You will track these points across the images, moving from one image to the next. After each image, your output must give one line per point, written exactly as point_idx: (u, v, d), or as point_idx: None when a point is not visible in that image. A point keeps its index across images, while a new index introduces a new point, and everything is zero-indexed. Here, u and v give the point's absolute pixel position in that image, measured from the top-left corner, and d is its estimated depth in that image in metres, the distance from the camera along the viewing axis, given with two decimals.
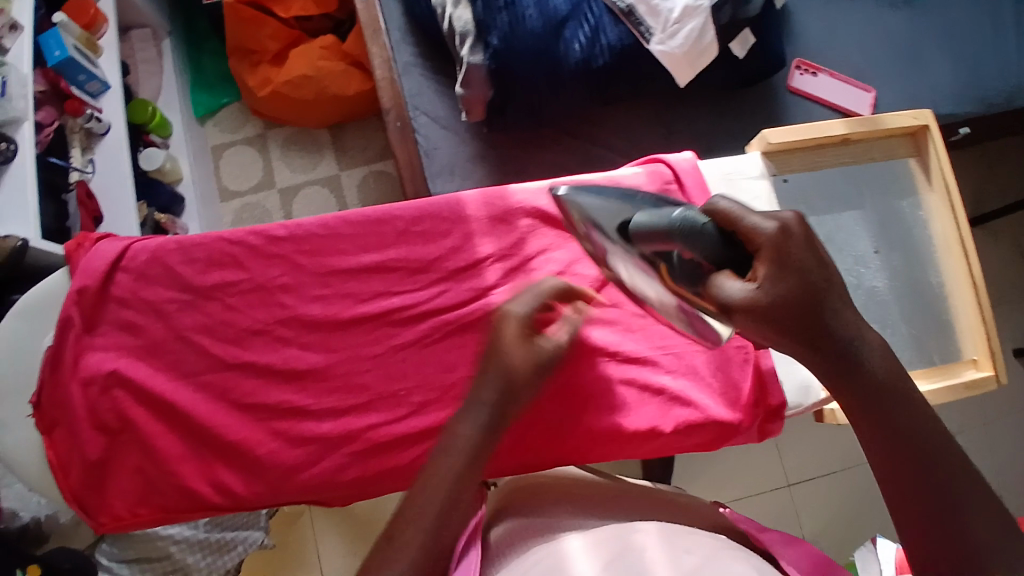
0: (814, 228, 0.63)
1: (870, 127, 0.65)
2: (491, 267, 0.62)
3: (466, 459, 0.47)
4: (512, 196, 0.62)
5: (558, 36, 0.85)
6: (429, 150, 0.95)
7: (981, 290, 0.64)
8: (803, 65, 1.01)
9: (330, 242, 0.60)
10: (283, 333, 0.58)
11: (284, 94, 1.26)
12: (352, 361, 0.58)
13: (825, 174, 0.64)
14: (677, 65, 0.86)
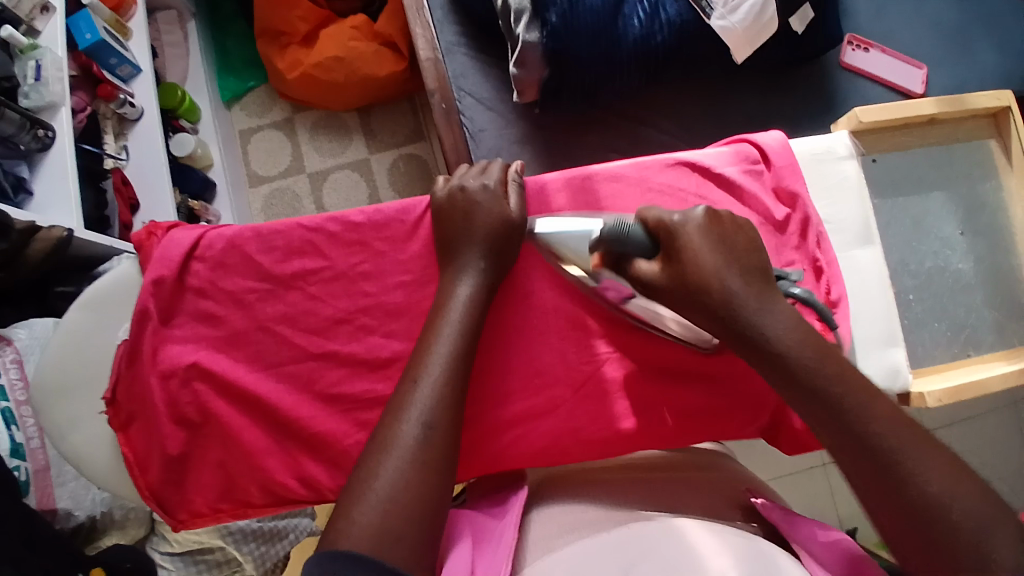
0: (900, 211, 0.60)
1: (956, 107, 0.61)
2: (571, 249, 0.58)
3: (446, 377, 0.47)
4: (596, 178, 0.58)
5: (617, 14, 0.83)
6: (476, 133, 0.93)
7: None
8: (856, 41, 1.01)
9: (412, 228, 0.56)
10: (366, 322, 0.54)
11: (314, 76, 1.24)
12: None
13: (910, 156, 0.62)
14: (737, 43, 0.85)
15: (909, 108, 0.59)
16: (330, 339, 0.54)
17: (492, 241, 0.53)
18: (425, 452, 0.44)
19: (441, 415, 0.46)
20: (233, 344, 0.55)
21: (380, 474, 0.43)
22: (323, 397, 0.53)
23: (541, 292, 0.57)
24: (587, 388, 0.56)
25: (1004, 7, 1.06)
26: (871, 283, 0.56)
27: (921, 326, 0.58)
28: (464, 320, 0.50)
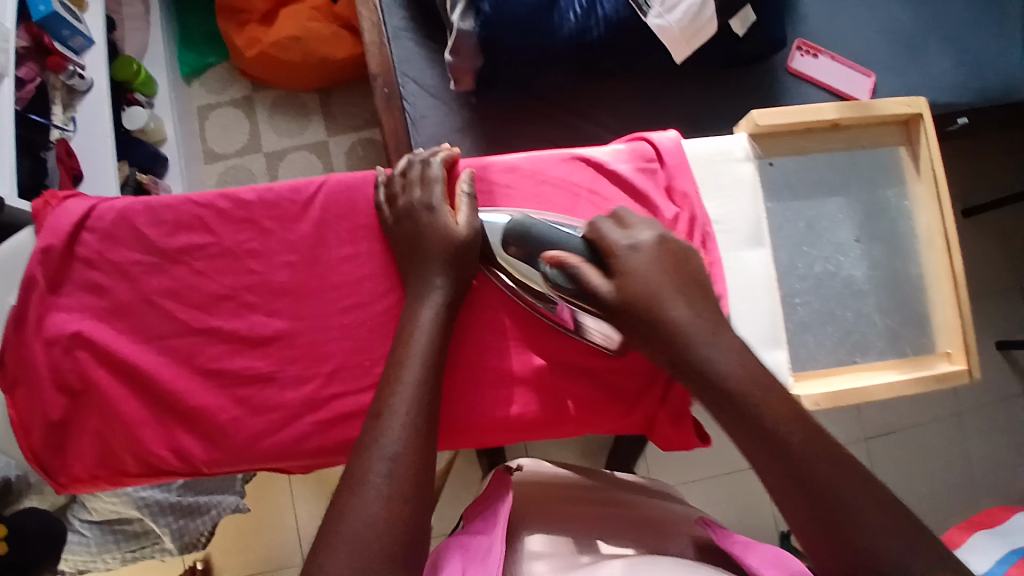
0: (794, 216, 0.61)
1: (861, 111, 0.61)
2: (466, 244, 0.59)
3: (417, 412, 0.47)
4: (492, 170, 0.59)
5: (552, 7, 0.81)
6: (416, 119, 0.94)
7: (962, 284, 0.61)
8: (804, 46, 1.02)
9: (301, 208, 0.56)
10: (250, 300, 0.55)
11: (272, 56, 1.23)
12: (318, 329, 0.55)
13: (810, 161, 0.62)
14: (674, 41, 0.85)
15: (807, 112, 0.60)
16: (213, 314, 0.55)
17: (450, 261, 0.53)
18: (399, 484, 0.43)
19: (411, 445, 0.45)
20: (117, 314, 0.55)
21: (358, 506, 0.41)
22: (203, 372, 0.54)
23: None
24: (475, 376, 0.58)
25: (955, 18, 1.08)
26: (757, 287, 0.57)
27: (806, 329, 0.59)
28: (429, 355, 0.50)
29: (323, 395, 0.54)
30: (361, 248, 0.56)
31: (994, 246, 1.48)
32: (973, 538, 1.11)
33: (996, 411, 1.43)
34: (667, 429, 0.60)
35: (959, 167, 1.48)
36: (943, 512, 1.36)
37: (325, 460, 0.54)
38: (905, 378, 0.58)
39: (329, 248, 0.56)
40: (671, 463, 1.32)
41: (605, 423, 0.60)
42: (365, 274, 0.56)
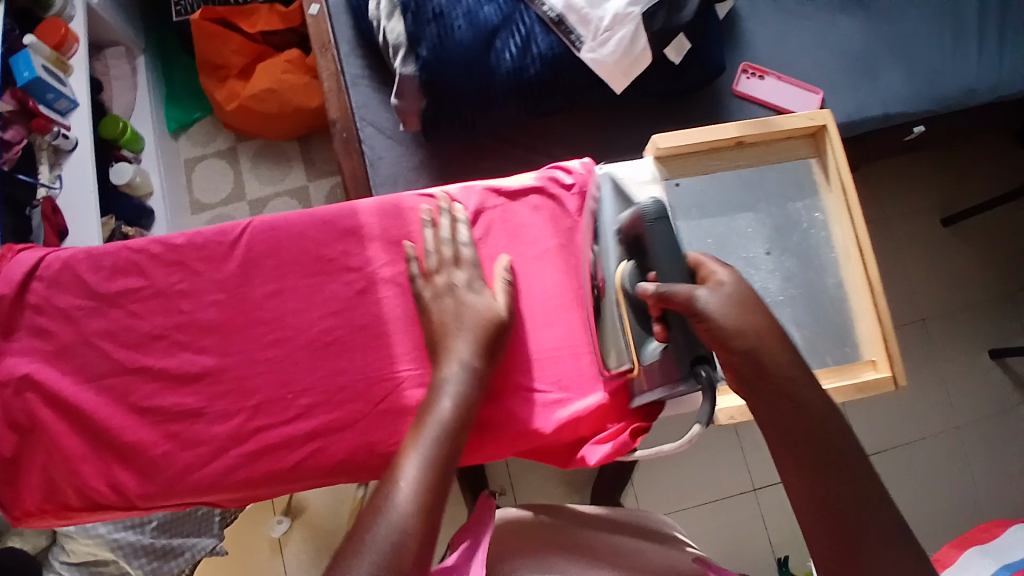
0: (707, 228, 0.69)
1: (764, 128, 0.69)
2: (384, 283, 0.62)
3: (435, 464, 0.49)
4: (404, 205, 0.64)
5: (489, 46, 0.86)
6: (374, 160, 0.97)
7: (878, 293, 0.67)
8: (750, 69, 1.06)
9: (230, 254, 0.62)
10: (181, 338, 0.61)
11: (250, 108, 1.30)
12: (244, 365, 0.60)
13: (718, 177, 0.70)
14: (610, 74, 0.90)
15: (711, 132, 0.68)
16: (146, 354, 0.60)
17: (483, 332, 0.58)
18: (409, 530, 0.44)
19: (423, 495, 0.46)
20: (61, 356, 0.60)
21: (359, 556, 0.42)
22: (137, 409, 0.59)
23: (356, 311, 0.62)
24: (385, 406, 0.59)
25: (905, 30, 1.10)
26: None
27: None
28: (439, 426, 0.51)
29: (248, 428, 0.59)
30: (284, 284, 0.62)
31: (981, 254, 1.47)
32: (963, 556, 1.07)
33: (995, 423, 1.39)
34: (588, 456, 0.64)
35: (937, 177, 1.48)
36: (946, 532, 1.32)
37: (252, 490, 0.58)
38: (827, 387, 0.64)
39: (253, 285, 0.62)
40: (660, 489, 1.31)
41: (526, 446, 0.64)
42: (287, 310, 0.61)
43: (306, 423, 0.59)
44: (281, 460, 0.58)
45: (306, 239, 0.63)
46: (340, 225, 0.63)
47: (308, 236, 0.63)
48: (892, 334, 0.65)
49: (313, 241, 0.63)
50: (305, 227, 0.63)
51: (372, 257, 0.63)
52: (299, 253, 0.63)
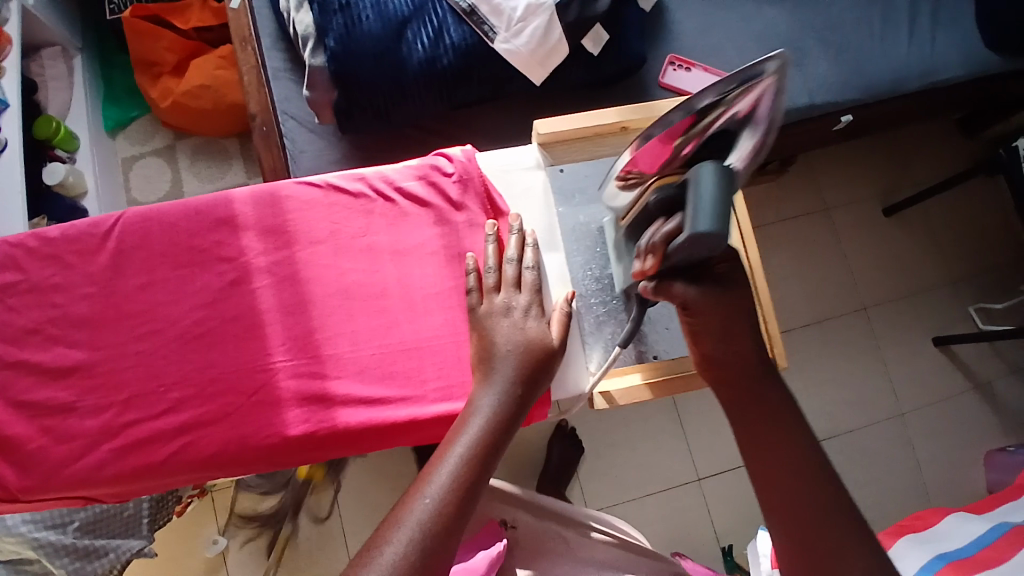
0: (592, 209, 0.79)
1: (644, 114, 0.80)
2: (258, 271, 0.72)
3: (455, 480, 0.56)
4: (276, 195, 0.73)
5: (400, 37, 0.86)
6: (296, 154, 0.97)
7: (757, 275, 0.77)
8: (676, 61, 1.06)
9: (105, 259, 0.70)
10: (54, 332, 0.68)
11: (184, 104, 1.28)
12: (114, 357, 0.68)
13: (602, 161, 0.81)
14: (526, 65, 0.89)
15: (592, 119, 0.79)
16: (23, 348, 0.68)
17: (529, 359, 0.65)
18: (419, 538, 0.52)
19: (446, 508, 0.54)
20: None
21: (379, 551, 0.51)
22: (14, 403, 0.66)
23: (226, 302, 0.71)
24: (259, 396, 0.68)
25: (833, 19, 1.11)
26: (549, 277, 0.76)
27: (593, 311, 0.76)
28: (474, 448, 0.58)
29: (119, 421, 0.66)
30: (154, 276, 0.70)
31: (927, 242, 1.46)
32: (898, 542, 1.01)
33: (937, 410, 1.40)
34: None
35: (881, 166, 1.48)
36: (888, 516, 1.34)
37: (125, 482, 0.66)
38: None
39: (124, 277, 0.70)
40: (605, 480, 1.31)
41: (386, 439, 0.69)
42: (157, 301, 0.70)
43: (173, 416, 0.67)
44: (153, 455, 0.66)
45: (181, 228, 0.72)
46: (214, 214, 0.72)
47: (183, 226, 0.72)
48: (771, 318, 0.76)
49: (187, 232, 0.72)
50: (177, 217, 0.72)
51: (244, 243, 0.72)
52: (174, 243, 0.72)
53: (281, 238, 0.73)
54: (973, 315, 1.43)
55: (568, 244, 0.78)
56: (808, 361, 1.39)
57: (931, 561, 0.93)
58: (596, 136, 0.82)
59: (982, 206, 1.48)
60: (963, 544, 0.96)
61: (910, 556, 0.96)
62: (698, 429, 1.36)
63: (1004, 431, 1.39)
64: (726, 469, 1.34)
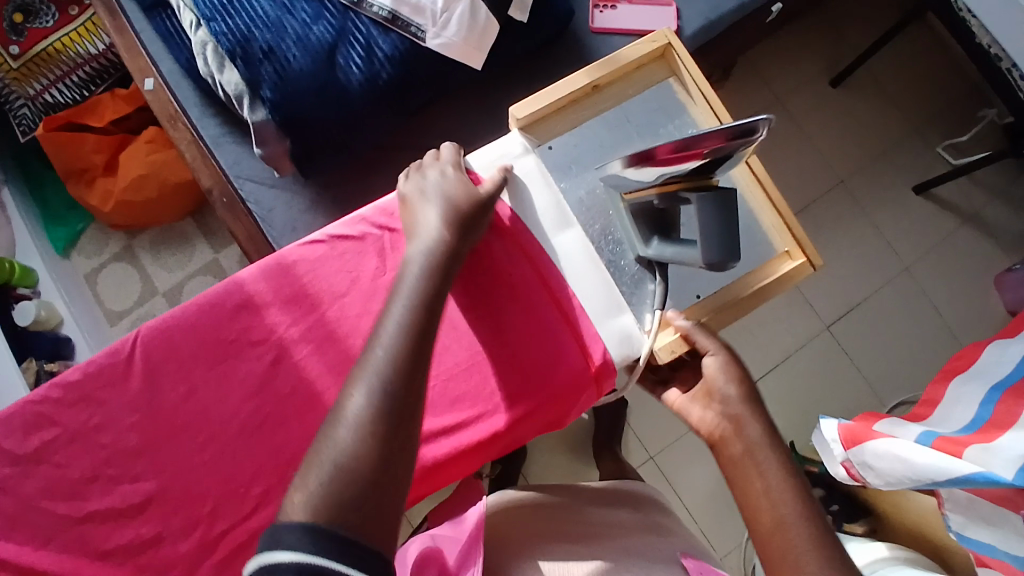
0: (592, 174, 0.84)
1: (613, 67, 0.83)
2: (294, 344, 0.76)
3: (404, 346, 0.61)
4: (281, 264, 0.77)
5: (333, 65, 0.83)
6: (264, 215, 0.93)
7: (768, 186, 0.82)
8: (600, 3, 1.04)
9: (144, 386, 0.74)
10: (113, 474, 0.72)
11: (130, 201, 1.24)
12: (185, 477, 0.72)
13: (585, 126, 0.84)
14: (463, 52, 0.87)
15: (562, 87, 0.83)
16: (88, 498, 0.71)
17: (455, 208, 0.73)
18: (369, 416, 0.57)
19: (395, 380, 0.59)
20: (13, 528, 0.69)
21: (334, 440, 0.56)
22: (100, 553, 0.70)
23: (275, 384, 0.75)
24: None
25: None
26: (579, 265, 0.81)
27: (625, 272, 0.82)
28: (412, 307, 0.64)
29: (211, 534, 0.71)
30: (193, 384, 0.74)
31: (884, 99, 1.48)
32: (951, 389, 1.03)
33: (940, 254, 1.43)
34: (533, 427, 0.78)
35: (819, 40, 1.49)
36: (921, 367, 1.39)
37: None
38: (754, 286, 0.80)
39: (164, 395, 0.74)
40: (658, 421, 1.34)
41: (476, 454, 0.76)
42: (203, 406, 0.74)
43: (266, 508, 0.72)
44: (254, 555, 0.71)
45: (203, 324, 0.76)
46: (229, 301, 0.76)
47: (202, 322, 0.76)
48: (795, 223, 0.81)
49: (209, 327, 0.76)
50: (195, 316, 0.76)
51: (270, 319, 0.76)
52: (203, 341, 0.75)
53: (305, 303, 0.77)
54: (943, 153, 1.46)
55: (579, 217, 0.83)
56: None
57: (988, 395, 0.93)
58: (571, 103, 0.85)
59: (924, 47, 1.50)
60: (1013, 366, 0.93)
61: (968, 398, 0.96)
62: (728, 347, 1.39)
63: (1008, 252, 1.43)
64: (764, 373, 1.38)
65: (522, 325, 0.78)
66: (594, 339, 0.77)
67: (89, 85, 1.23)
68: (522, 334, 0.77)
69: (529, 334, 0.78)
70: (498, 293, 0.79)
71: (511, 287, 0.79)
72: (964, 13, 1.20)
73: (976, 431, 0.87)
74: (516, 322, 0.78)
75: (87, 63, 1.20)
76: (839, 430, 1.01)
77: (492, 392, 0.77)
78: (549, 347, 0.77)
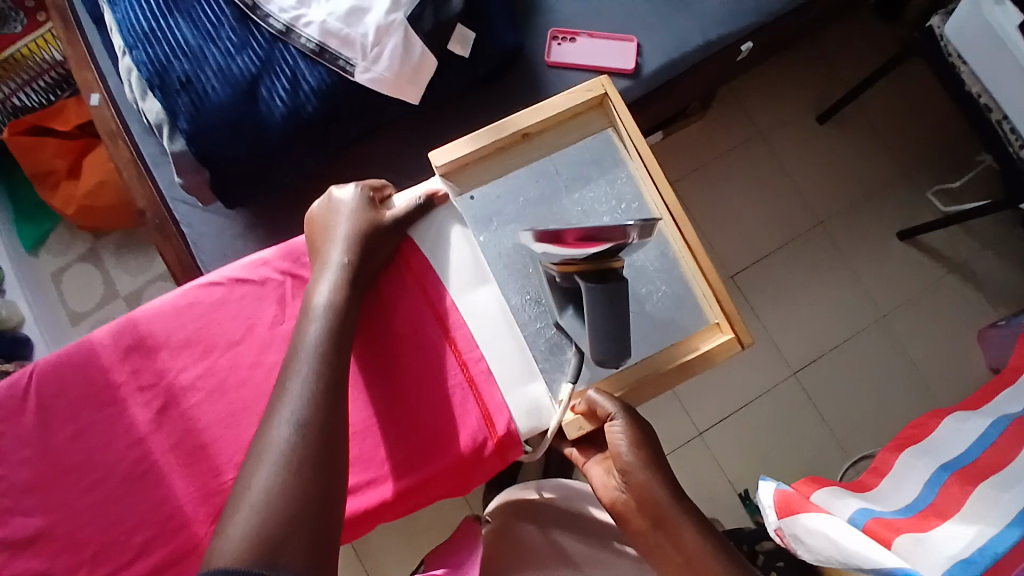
0: (513, 231, 0.75)
1: (546, 115, 0.76)
2: (187, 388, 0.72)
3: (326, 380, 0.63)
4: (180, 304, 0.74)
5: (255, 97, 0.81)
6: (195, 239, 0.92)
7: (698, 252, 0.74)
8: (559, 34, 0.98)
9: (38, 420, 0.70)
10: (5, 504, 0.68)
11: (90, 206, 1.25)
12: (69, 518, 0.68)
13: (511, 177, 0.77)
14: (396, 87, 0.84)
15: (489, 134, 0.75)
16: None
17: (362, 237, 0.71)
18: (291, 452, 0.57)
19: (310, 416, 0.60)
20: None
21: (256, 477, 0.56)
22: None
23: (162, 429, 0.71)
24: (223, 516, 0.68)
25: None
26: (489, 322, 0.73)
27: (541, 338, 0.72)
28: (326, 335, 0.65)
29: None
30: (79, 424, 0.70)
31: (870, 140, 1.41)
32: (900, 460, 0.95)
33: (922, 303, 1.36)
34: (434, 493, 0.71)
35: (807, 74, 1.43)
36: (893, 422, 1.32)
37: None
38: (676, 365, 0.72)
39: (52, 434, 0.70)
40: None
41: (364, 523, 0.70)
42: (90, 447, 0.70)
43: (143, 561, 0.67)
44: None
45: (90, 365, 0.72)
46: (121, 341, 0.72)
47: (93, 359, 0.72)
48: (724, 295, 0.73)
49: (101, 364, 0.72)
50: (87, 354, 0.72)
51: (161, 362, 0.72)
52: (91, 379, 0.71)
53: (201, 348, 0.73)
54: (932, 199, 1.39)
55: (497, 273, 0.74)
56: (779, 289, 1.36)
57: (935, 475, 0.86)
58: (498, 151, 0.77)
59: (917, 85, 1.43)
60: (966, 447, 0.88)
61: (914, 476, 0.90)
62: (689, 388, 1.33)
63: (994, 306, 1.36)
64: (724, 417, 1.32)
65: (430, 381, 0.72)
66: (497, 407, 0.71)
67: (55, 90, 1.25)
68: (425, 395, 0.72)
69: (436, 392, 0.72)
70: (401, 353, 0.73)
71: (413, 345, 0.73)
72: (954, 57, 1.13)
73: (915, 516, 0.83)
74: (425, 377, 0.72)
75: (51, 69, 1.22)
76: (774, 497, 0.96)
77: (391, 452, 0.71)
78: (447, 413, 0.71)
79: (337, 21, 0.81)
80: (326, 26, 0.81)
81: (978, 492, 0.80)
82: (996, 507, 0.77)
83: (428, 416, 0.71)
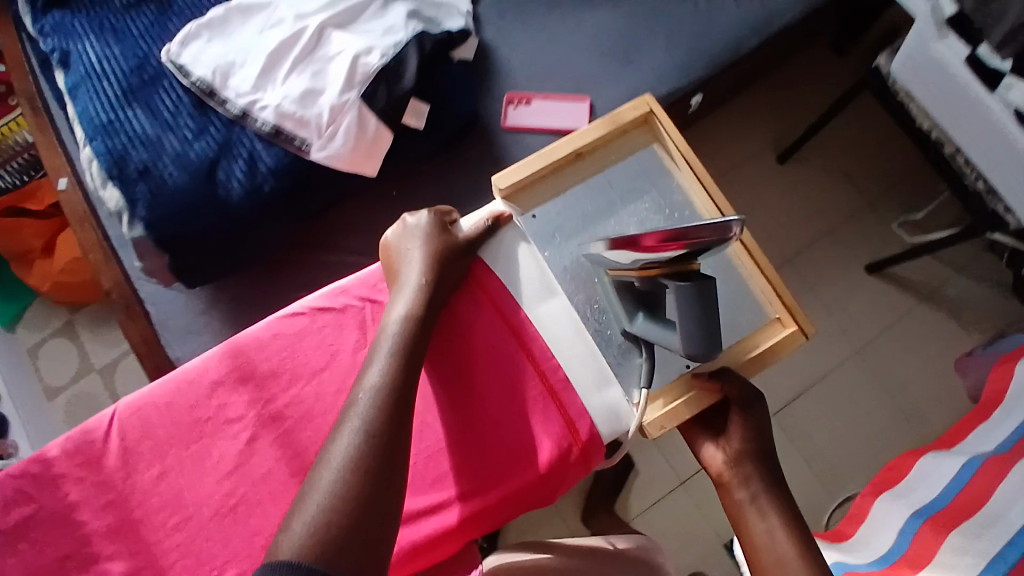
0: (577, 244, 0.77)
1: (597, 132, 0.79)
2: (269, 419, 0.73)
3: (389, 390, 0.63)
4: (261, 337, 0.75)
5: (213, 181, 0.83)
6: (164, 319, 0.92)
7: (754, 251, 0.77)
8: (514, 99, 1.01)
9: (127, 463, 0.71)
10: (93, 551, 0.68)
11: (66, 283, 1.27)
12: (162, 557, 0.68)
13: (569, 194, 0.79)
14: (353, 161, 0.86)
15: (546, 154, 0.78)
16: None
17: (438, 261, 0.72)
18: (353, 461, 0.57)
19: (379, 426, 0.60)
20: None
21: (316, 484, 0.56)
22: None
23: (249, 463, 0.71)
24: None
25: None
26: (565, 331, 0.75)
27: (613, 341, 0.74)
28: (397, 353, 0.66)
29: None
30: (166, 463, 0.71)
31: (834, 178, 1.44)
32: (877, 505, 0.96)
33: (897, 338, 1.37)
34: (524, 505, 0.72)
35: (770, 118, 1.47)
36: (877, 459, 1.31)
37: None
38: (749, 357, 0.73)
39: (139, 473, 0.71)
40: None
41: (454, 540, 0.70)
42: (178, 486, 0.71)
43: None
44: None
45: (176, 404, 0.73)
46: (205, 378, 0.74)
47: (177, 398, 0.73)
48: (785, 290, 0.75)
49: (184, 403, 0.73)
50: (170, 395, 0.73)
51: (244, 397, 0.73)
52: (176, 418, 0.73)
53: (286, 377, 0.74)
54: (900, 231, 1.41)
55: (564, 285, 0.77)
56: None
57: (909, 522, 0.86)
58: (554, 171, 0.80)
59: (877, 123, 1.46)
60: (941, 489, 0.86)
61: (891, 522, 0.89)
62: None
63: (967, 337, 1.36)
64: None
65: (516, 394, 0.73)
66: (580, 415, 0.72)
67: (29, 170, 1.25)
68: (508, 411, 0.73)
69: (521, 405, 0.73)
70: (480, 367, 0.74)
71: (492, 362, 0.74)
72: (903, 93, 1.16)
73: (889, 568, 0.82)
74: (511, 391, 0.73)
75: (25, 151, 1.23)
76: None
77: (478, 469, 0.71)
78: (529, 427, 0.72)
79: (292, 104, 0.84)
80: (280, 109, 0.84)
81: (949, 538, 0.78)
82: (967, 554, 0.74)
83: (512, 432, 0.72)
